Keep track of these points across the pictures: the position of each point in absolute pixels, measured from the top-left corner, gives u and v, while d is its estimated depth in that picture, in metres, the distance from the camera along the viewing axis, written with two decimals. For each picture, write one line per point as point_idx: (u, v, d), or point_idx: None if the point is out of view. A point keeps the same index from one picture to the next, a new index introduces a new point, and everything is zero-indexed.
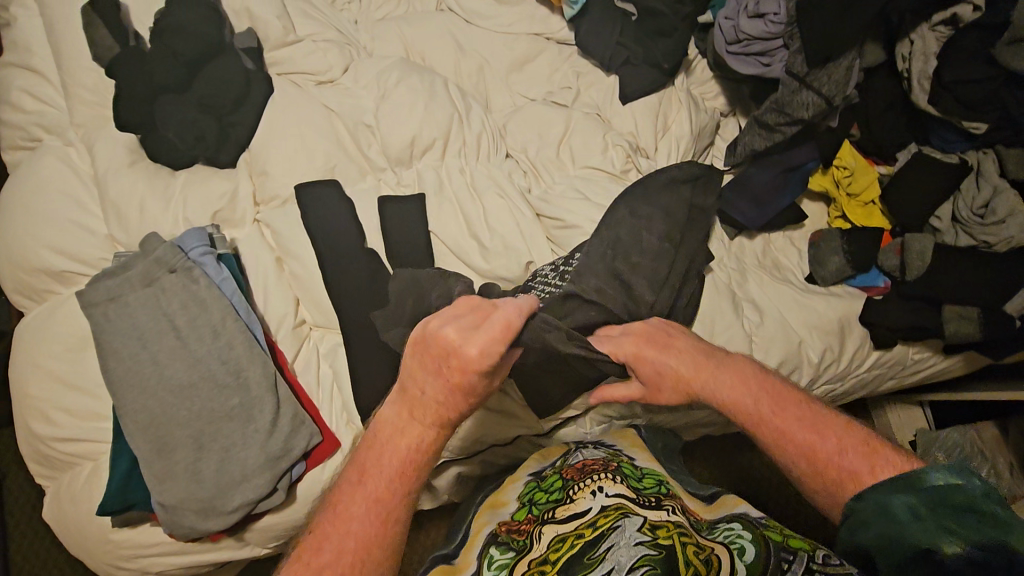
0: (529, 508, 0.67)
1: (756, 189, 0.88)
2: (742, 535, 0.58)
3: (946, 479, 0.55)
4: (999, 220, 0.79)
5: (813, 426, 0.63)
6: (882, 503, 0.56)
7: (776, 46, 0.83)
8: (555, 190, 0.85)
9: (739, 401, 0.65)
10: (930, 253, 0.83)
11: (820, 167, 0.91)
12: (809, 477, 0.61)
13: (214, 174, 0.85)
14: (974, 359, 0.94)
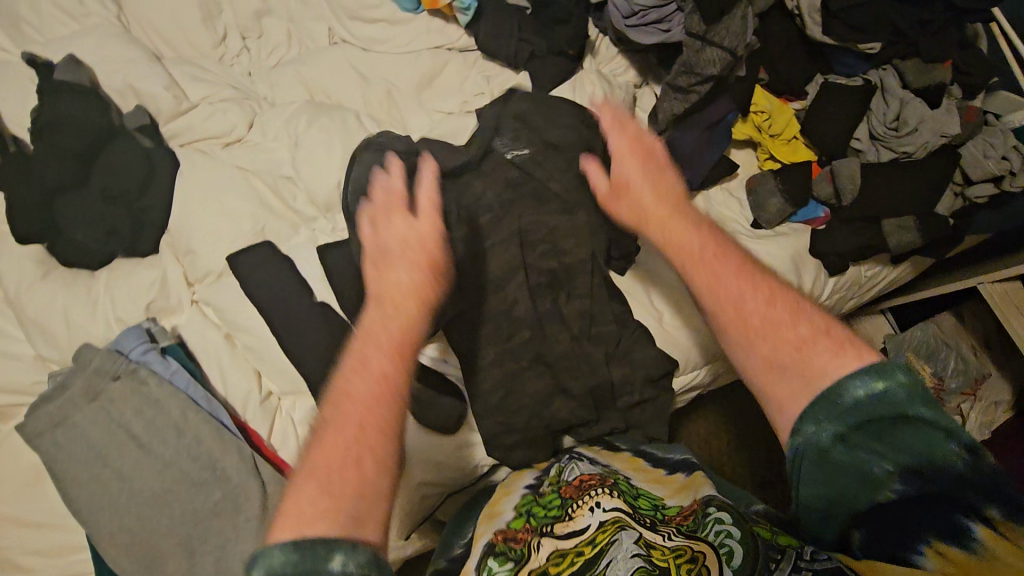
0: (527, 517, 0.64)
1: (685, 152, 0.90)
2: (732, 532, 0.53)
3: (867, 388, 0.46)
4: (912, 129, 0.83)
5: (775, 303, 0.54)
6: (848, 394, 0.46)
7: (672, 11, 0.84)
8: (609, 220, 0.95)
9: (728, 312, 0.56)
10: (859, 174, 0.85)
11: (740, 117, 0.92)
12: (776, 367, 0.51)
13: (137, 264, 0.80)
14: (919, 262, 1.01)
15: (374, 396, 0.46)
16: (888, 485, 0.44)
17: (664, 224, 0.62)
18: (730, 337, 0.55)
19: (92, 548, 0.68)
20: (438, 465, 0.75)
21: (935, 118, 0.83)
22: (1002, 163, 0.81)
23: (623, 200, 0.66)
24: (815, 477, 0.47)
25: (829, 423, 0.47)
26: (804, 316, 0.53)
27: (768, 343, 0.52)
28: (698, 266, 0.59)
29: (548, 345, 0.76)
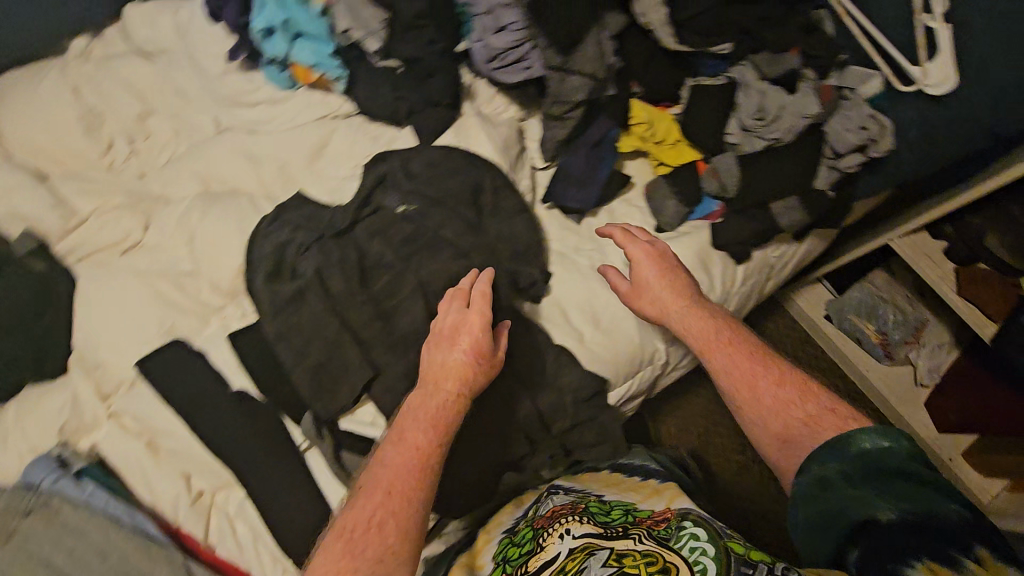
0: (504, 566, 0.75)
1: (576, 175, 0.93)
2: (706, 551, 0.66)
3: (873, 442, 0.67)
4: (775, 117, 0.87)
5: (783, 381, 0.79)
6: (859, 451, 0.67)
7: (526, 48, 0.83)
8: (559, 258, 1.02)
9: (731, 380, 0.81)
10: (737, 167, 0.90)
11: (624, 131, 0.97)
12: (776, 428, 0.76)
13: (45, 390, 0.78)
14: (824, 234, 1.06)
15: (416, 462, 0.66)
16: (887, 512, 0.61)
17: (690, 323, 0.85)
18: (753, 416, 0.78)
19: None
20: None
21: (792, 103, 0.87)
22: (856, 138, 0.85)
23: (644, 297, 0.88)
24: (811, 500, 0.67)
25: (840, 466, 0.67)
26: (805, 396, 0.77)
27: (773, 416, 0.76)
28: (711, 351, 0.83)
29: None
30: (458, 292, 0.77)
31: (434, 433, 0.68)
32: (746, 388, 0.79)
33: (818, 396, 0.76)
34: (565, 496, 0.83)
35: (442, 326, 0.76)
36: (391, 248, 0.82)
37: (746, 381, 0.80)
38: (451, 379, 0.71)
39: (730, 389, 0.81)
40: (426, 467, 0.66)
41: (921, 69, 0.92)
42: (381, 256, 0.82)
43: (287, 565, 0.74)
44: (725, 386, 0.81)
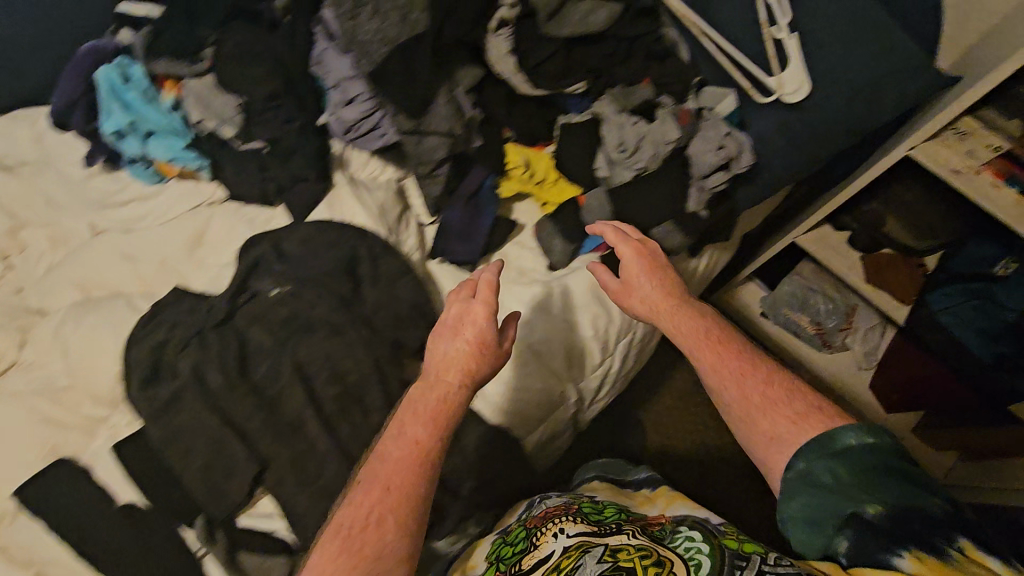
0: (496, 564, 0.78)
1: (456, 229, 0.94)
2: (701, 549, 0.70)
3: (859, 438, 0.65)
4: (636, 148, 0.88)
5: (772, 385, 0.74)
6: (845, 444, 0.65)
7: (378, 117, 0.81)
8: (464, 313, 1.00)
9: (721, 380, 0.76)
10: (608, 201, 0.91)
11: (502, 177, 0.98)
12: (765, 424, 0.71)
13: None
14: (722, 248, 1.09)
15: (412, 458, 0.66)
16: (874, 505, 0.61)
17: (678, 317, 0.82)
18: (739, 416, 0.74)
19: None
20: None
21: (652, 132, 0.89)
22: (720, 156, 0.87)
23: (632, 294, 0.85)
24: (799, 496, 0.65)
25: (828, 465, 0.65)
26: (795, 392, 0.73)
27: (764, 415, 0.72)
28: (700, 348, 0.78)
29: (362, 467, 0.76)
30: (456, 292, 0.79)
31: (435, 436, 0.68)
32: (731, 387, 0.75)
33: (806, 393, 0.73)
34: (560, 499, 0.88)
35: (442, 323, 0.78)
36: (269, 335, 0.81)
37: (736, 375, 0.75)
38: (454, 373, 0.72)
39: (716, 387, 0.76)
40: (420, 463, 0.66)
41: (772, 79, 0.95)
42: (261, 344, 0.81)
43: None
44: (712, 385, 0.77)
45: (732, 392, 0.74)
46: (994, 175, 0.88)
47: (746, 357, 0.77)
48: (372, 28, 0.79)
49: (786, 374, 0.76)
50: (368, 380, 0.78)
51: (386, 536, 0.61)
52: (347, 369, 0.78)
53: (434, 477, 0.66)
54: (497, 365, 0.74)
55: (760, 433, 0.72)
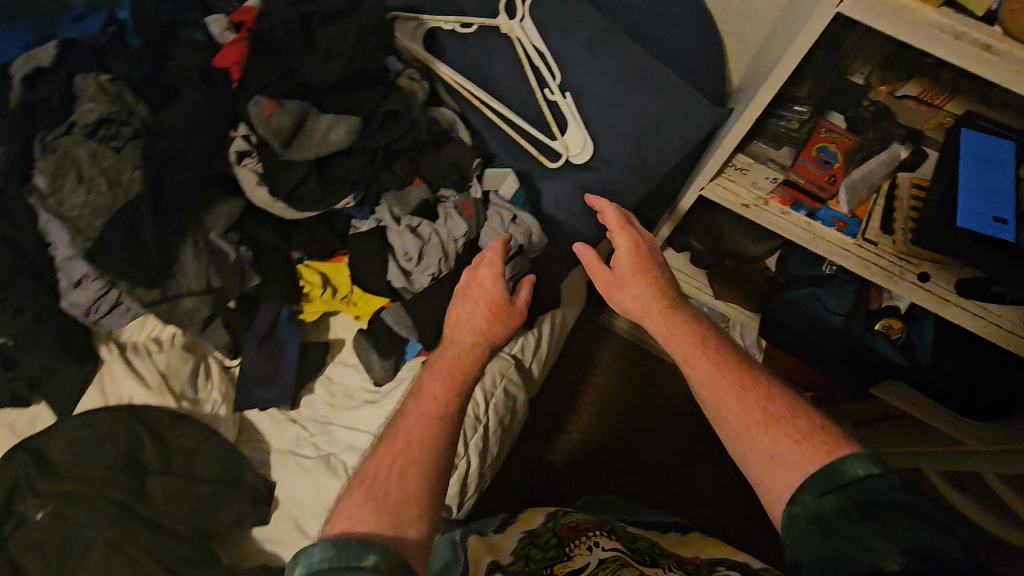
0: (526, 560, 0.84)
1: (256, 375, 0.86)
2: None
3: (869, 467, 0.54)
4: (423, 252, 0.83)
5: (775, 415, 0.65)
6: (849, 471, 0.55)
7: (104, 288, 0.73)
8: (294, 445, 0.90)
9: (718, 400, 0.69)
10: (407, 310, 0.83)
11: (301, 300, 0.89)
12: (764, 448, 0.63)
13: None
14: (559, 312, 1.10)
15: (431, 423, 0.67)
16: (891, 561, 0.47)
17: (668, 321, 0.80)
18: (732, 433, 0.67)
19: None
20: None
21: (437, 230, 0.83)
22: (513, 241, 0.84)
23: (623, 290, 0.85)
24: (805, 541, 0.53)
25: (834, 501, 0.53)
26: (803, 415, 0.65)
27: (761, 442, 0.63)
28: (693, 359, 0.74)
29: None
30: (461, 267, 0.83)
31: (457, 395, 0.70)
32: (721, 405, 0.69)
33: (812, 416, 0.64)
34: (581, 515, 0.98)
35: (460, 285, 0.82)
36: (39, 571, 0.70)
37: (728, 387, 0.69)
38: (468, 331, 0.76)
39: (710, 405, 0.70)
40: (440, 426, 0.67)
41: (555, 142, 0.92)
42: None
43: None
44: (708, 404, 0.71)
45: (729, 410, 0.68)
46: (781, 201, 0.88)
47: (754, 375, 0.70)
48: (78, 203, 0.69)
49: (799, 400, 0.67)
50: None
51: (416, 492, 0.61)
52: None
53: (449, 438, 0.67)
54: (508, 326, 0.78)
55: (762, 460, 0.62)
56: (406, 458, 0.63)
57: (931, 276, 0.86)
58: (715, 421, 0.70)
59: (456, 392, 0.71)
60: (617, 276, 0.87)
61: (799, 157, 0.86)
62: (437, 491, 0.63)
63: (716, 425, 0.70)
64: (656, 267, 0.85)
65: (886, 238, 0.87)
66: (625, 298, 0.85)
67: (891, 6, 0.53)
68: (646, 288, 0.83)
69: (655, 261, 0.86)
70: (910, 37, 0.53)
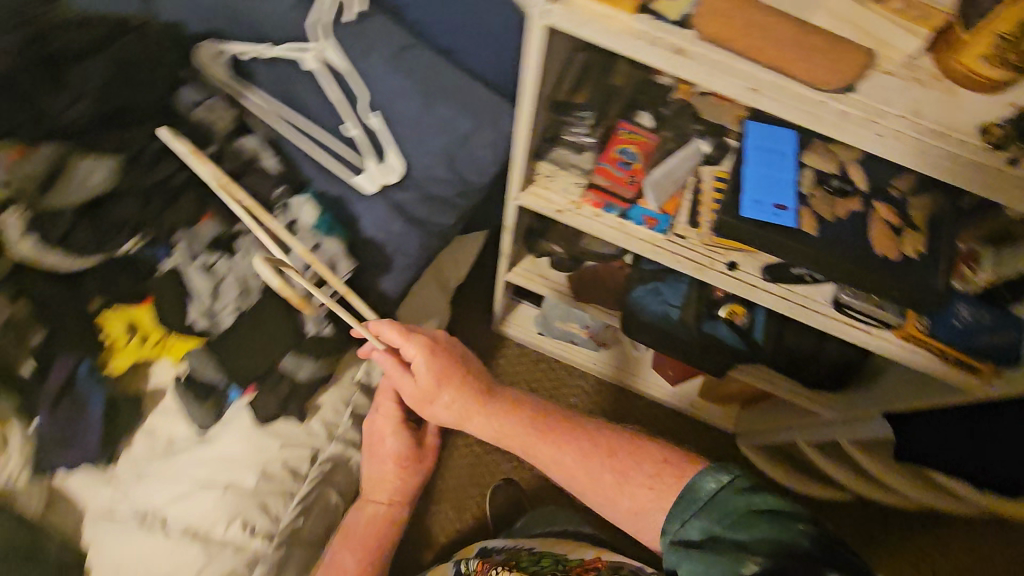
0: None
1: (54, 436, 0.80)
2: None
3: (715, 480, 0.63)
4: (215, 293, 0.81)
5: (625, 467, 0.78)
6: (706, 491, 0.63)
7: None
8: (123, 505, 0.85)
9: (573, 476, 0.82)
10: (208, 357, 0.82)
11: (106, 352, 0.83)
12: (634, 501, 0.75)
13: None
14: (430, 309, 1.13)
15: (364, 532, 0.92)
16: (753, 563, 0.53)
17: (494, 415, 0.87)
18: (605, 497, 0.78)
19: None
20: None
21: (234, 266, 0.82)
22: (313, 271, 0.83)
23: (436, 403, 0.88)
24: (687, 561, 0.57)
25: (704, 517, 0.60)
26: (645, 456, 0.79)
27: (629, 495, 0.76)
28: (539, 446, 0.84)
29: None
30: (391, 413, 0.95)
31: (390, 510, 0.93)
32: (590, 474, 0.80)
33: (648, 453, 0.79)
34: (489, 551, 1.03)
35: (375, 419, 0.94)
36: None
37: (592, 459, 0.81)
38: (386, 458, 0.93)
39: (569, 480, 0.82)
40: (374, 531, 0.92)
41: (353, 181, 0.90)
42: None
43: None
44: (565, 478, 0.82)
45: (593, 481, 0.80)
46: (593, 205, 0.89)
47: (595, 433, 0.83)
48: None
49: (640, 440, 0.82)
50: None
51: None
52: None
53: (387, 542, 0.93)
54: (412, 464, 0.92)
55: (636, 510, 0.75)
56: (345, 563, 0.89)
57: (738, 264, 0.88)
58: (579, 486, 0.81)
59: (385, 508, 0.93)
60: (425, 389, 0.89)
61: (600, 158, 0.88)
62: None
63: (582, 497, 0.81)
64: (456, 367, 0.88)
65: (693, 231, 0.89)
66: (441, 407, 0.89)
67: (591, 14, 0.55)
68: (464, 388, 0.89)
69: (462, 359, 0.91)
70: (614, 40, 0.55)
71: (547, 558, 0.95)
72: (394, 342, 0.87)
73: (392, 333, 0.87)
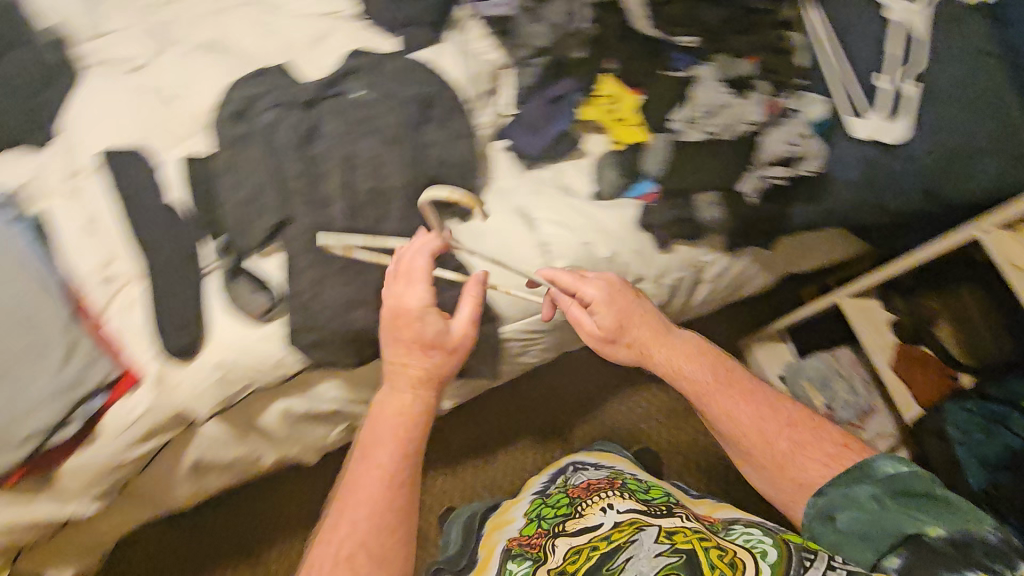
0: (539, 523, 1.02)
1: (528, 120, 1.02)
2: (764, 540, 0.77)
3: (893, 467, 0.80)
4: (715, 111, 0.93)
5: (801, 443, 0.88)
6: (881, 471, 0.80)
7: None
8: (515, 193, 1.02)
9: (744, 429, 0.91)
10: (667, 149, 0.96)
11: (586, 98, 1.02)
12: (812, 477, 0.85)
13: (21, 153, 0.93)
14: (773, 267, 1.19)
15: (393, 435, 0.86)
16: (936, 531, 0.71)
17: (675, 357, 0.97)
18: (772, 459, 0.89)
19: None
20: (242, 353, 0.84)
21: (736, 105, 0.93)
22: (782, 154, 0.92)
23: (625, 343, 0.97)
24: (857, 518, 0.76)
25: (876, 486, 0.79)
26: (829, 431, 0.89)
27: (798, 469, 0.86)
28: (713, 395, 0.94)
29: (357, 258, 0.88)
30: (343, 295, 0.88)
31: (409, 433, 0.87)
32: (762, 434, 0.90)
33: (828, 431, 0.89)
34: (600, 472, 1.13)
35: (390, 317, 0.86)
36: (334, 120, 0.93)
37: (769, 418, 0.91)
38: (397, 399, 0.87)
39: (741, 437, 0.92)
40: (399, 436, 0.86)
41: (849, 118, 0.95)
42: (328, 130, 0.92)
43: (155, 355, 0.84)
44: (736, 433, 0.92)
45: (769, 443, 0.89)
46: None
47: (777, 399, 0.94)
48: None
49: (812, 418, 0.91)
50: (395, 192, 0.90)
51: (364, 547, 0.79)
52: (373, 170, 0.90)
53: (404, 478, 0.85)
54: (451, 359, 0.88)
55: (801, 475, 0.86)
56: (377, 480, 0.83)
57: None
58: (748, 444, 0.91)
59: (405, 413, 0.87)
60: (613, 334, 0.96)
61: None
62: (410, 517, 0.85)
63: (752, 460, 0.91)
64: (636, 307, 0.96)
65: None
66: (624, 348, 0.97)
67: None
68: (643, 329, 0.97)
69: (649, 305, 0.99)
70: None
71: (653, 495, 1.01)
72: (573, 283, 0.93)
73: (570, 275, 0.93)
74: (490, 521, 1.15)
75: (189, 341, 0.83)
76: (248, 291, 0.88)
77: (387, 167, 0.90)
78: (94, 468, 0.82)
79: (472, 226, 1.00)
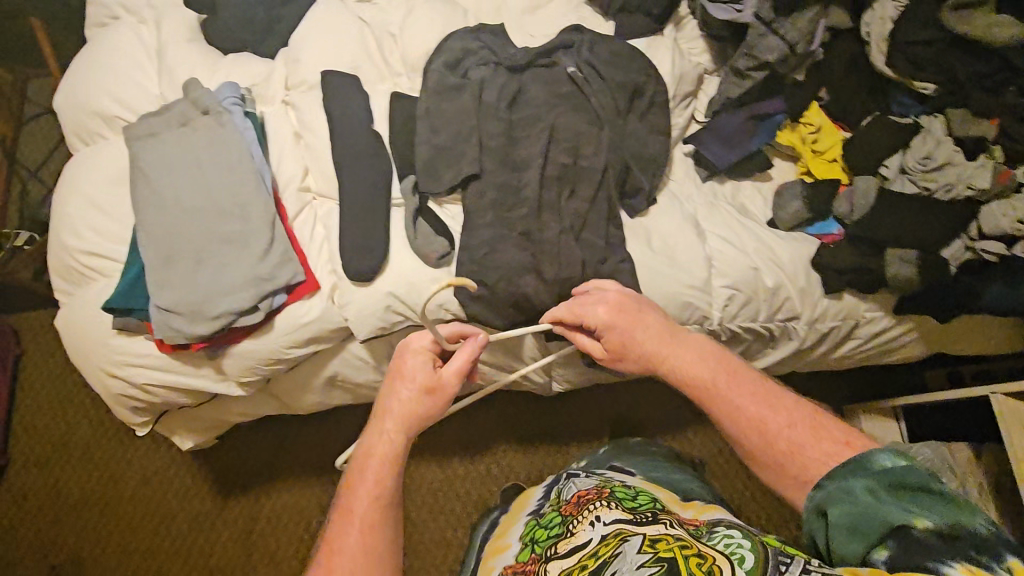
0: (533, 547, 0.76)
1: (725, 133, 0.99)
2: (742, 543, 0.61)
3: (893, 460, 0.59)
4: (937, 167, 0.88)
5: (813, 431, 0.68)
6: (867, 463, 0.60)
7: None
8: (692, 201, 1.00)
9: (748, 429, 0.71)
10: (872, 194, 0.92)
11: (788, 124, 1.00)
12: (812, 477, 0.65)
13: (255, 59, 1.01)
14: (934, 343, 1.10)
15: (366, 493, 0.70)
16: (925, 521, 0.54)
17: (681, 354, 0.78)
18: (774, 460, 0.69)
19: (136, 243, 0.87)
20: (411, 287, 0.88)
21: (965, 165, 0.88)
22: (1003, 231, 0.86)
23: (636, 362, 0.80)
24: (844, 510, 0.58)
25: (864, 476, 0.59)
26: (770, 425, 0.70)
27: (797, 468, 0.67)
28: (720, 389, 0.74)
29: (537, 227, 0.89)
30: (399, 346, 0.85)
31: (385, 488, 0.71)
32: (762, 430, 0.70)
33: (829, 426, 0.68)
34: (597, 476, 0.89)
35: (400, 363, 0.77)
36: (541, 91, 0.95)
37: (746, 402, 0.72)
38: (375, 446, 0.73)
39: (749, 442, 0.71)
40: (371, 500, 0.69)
41: None
42: (534, 98, 0.94)
43: (333, 269, 0.89)
44: (746, 440, 0.71)
45: (770, 439, 0.69)
46: None
47: (769, 387, 0.74)
48: None
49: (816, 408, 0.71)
50: (588, 175, 0.91)
51: None
52: (570, 147, 0.92)
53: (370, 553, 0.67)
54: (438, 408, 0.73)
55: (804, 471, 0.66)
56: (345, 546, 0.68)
57: None
58: (760, 448, 0.70)
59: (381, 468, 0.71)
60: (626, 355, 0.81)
61: None
62: None
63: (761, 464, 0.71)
64: (644, 320, 0.80)
65: None
66: (635, 362, 0.80)
67: None
68: (650, 331, 0.79)
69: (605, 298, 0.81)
70: None
71: (654, 496, 0.79)
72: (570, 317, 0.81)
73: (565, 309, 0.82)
74: (487, 548, 0.87)
75: (365, 265, 0.87)
76: (427, 232, 0.90)
77: (584, 146, 0.92)
78: (256, 359, 0.88)
79: (641, 223, 0.96)
